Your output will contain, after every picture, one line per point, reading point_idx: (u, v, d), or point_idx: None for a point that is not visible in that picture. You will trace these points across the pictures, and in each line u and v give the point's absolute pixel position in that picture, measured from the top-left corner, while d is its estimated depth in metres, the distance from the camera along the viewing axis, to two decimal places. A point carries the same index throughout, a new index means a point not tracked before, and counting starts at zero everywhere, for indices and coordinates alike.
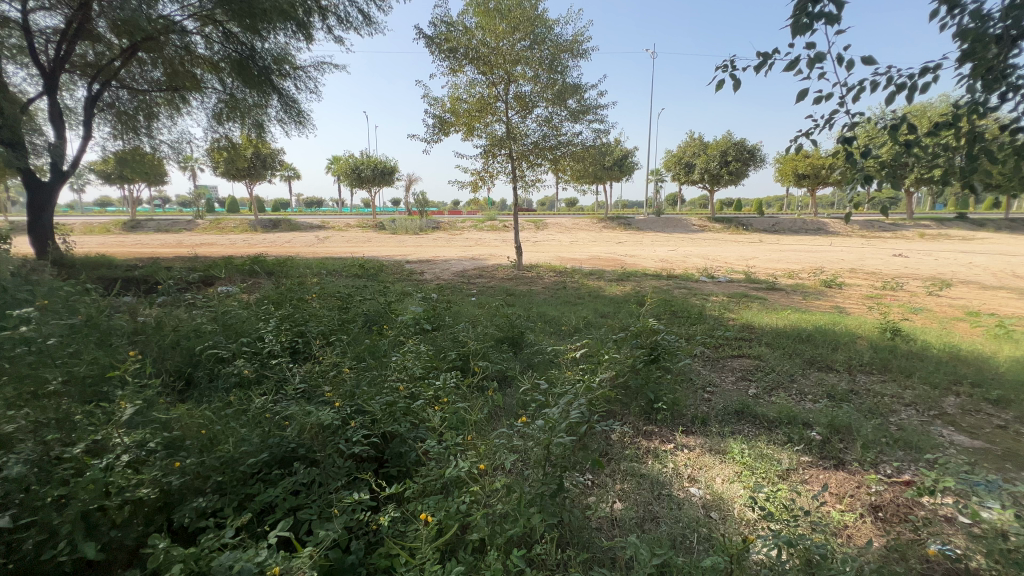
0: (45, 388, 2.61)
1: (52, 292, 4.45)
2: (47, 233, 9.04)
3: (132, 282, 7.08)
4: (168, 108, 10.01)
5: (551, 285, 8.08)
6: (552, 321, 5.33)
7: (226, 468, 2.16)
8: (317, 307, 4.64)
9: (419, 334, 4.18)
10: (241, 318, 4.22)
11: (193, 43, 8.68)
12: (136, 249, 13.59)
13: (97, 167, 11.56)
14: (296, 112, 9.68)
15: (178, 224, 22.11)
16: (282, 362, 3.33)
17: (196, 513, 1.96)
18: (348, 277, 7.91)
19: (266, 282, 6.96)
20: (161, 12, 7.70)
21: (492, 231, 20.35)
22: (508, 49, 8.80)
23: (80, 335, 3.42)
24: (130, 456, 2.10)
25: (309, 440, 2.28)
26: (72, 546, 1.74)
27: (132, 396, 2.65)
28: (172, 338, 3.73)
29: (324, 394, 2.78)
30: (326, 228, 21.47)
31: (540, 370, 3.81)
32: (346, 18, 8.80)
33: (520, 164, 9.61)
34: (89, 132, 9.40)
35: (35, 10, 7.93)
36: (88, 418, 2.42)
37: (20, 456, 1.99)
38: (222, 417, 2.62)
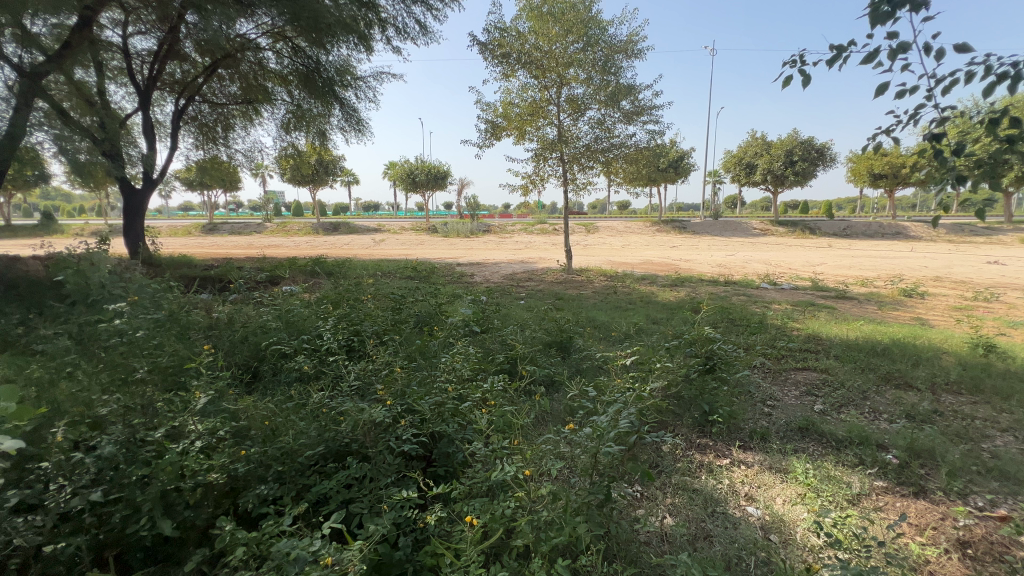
0: (134, 376, 2.88)
1: (141, 289, 4.91)
2: (139, 235, 9.98)
3: (208, 280, 7.68)
4: (242, 120, 10.80)
5: (601, 290, 7.95)
6: (602, 326, 5.23)
7: (286, 459, 2.28)
8: (372, 307, 4.82)
9: (468, 336, 4.24)
10: (302, 316, 4.45)
11: (266, 59, 9.32)
12: (214, 250, 14.75)
13: (181, 175, 12.65)
14: (356, 120, 10.14)
15: (249, 227, 23.78)
16: (338, 359, 3.49)
17: (259, 500, 2.08)
18: (402, 279, 8.16)
19: (326, 283, 7.33)
20: (239, 31, 8.33)
21: (542, 234, 20.32)
22: (561, 52, 8.79)
23: (163, 328, 3.74)
24: (203, 442, 2.27)
25: (362, 436, 2.35)
26: (151, 523, 1.90)
27: (206, 387, 2.86)
28: (241, 333, 4.00)
29: (377, 392, 2.88)
30: (382, 231, 22.31)
31: (588, 375, 3.75)
32: (404, 29, 9.12)
33: (571, 167, 9.54)
34: (175, 143, 10.30)
35: (133, 35, 8.83)
36: (168, 404, 2.64)
37: (111, 437, 2.21)
38: (284, 410, 2.78)
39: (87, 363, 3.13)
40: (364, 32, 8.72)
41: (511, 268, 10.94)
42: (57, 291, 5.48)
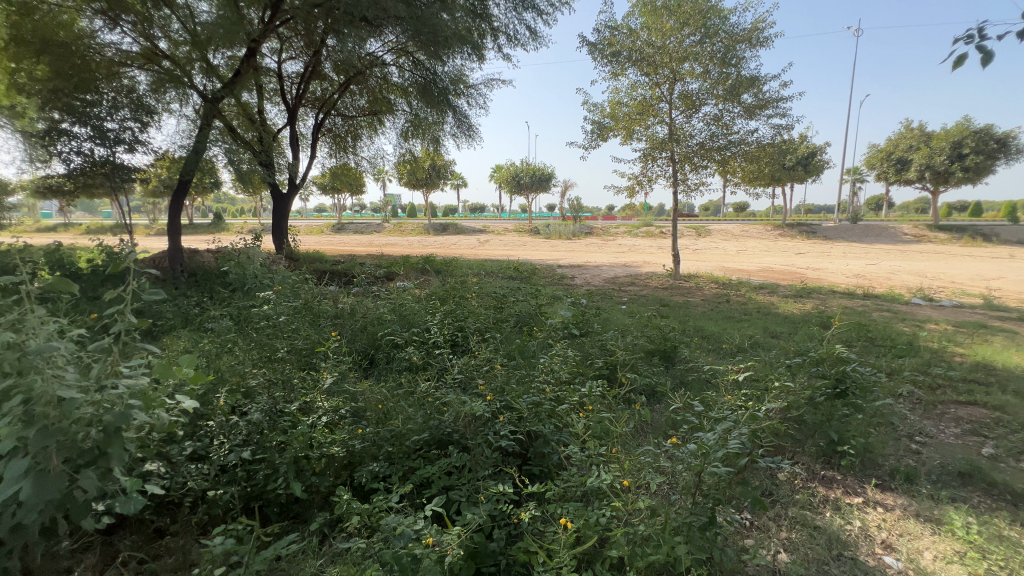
0: (276, 355, 3.34)
1: (284, 280, 5.66)
2: (283, 233, 11.52)
3: (337, 274, 8.62)
4: (369, 130, 11.94)
5: (712, 298, 7.43)
6: (712, 337, 4.88)
7: (395, 441, 2.47)
8: (476, 305, 5.04)
9: (567, 339, 4.22)
10: (413, 310, 4.80)
11: (390, 73, 10.21)
12: (342, 248, 16.55)
13: (319, 180, 14.36)
14: (467, 127, 10.66)
15: (371, 227, 26.22)
16: (444, 352, 3.70)
17: (371, 476, 2.29)
18: (504, 279, 8.40)
19: (435, 280, 7.81)
20: (369, 50, 9.24)
21: (648, 238, 19.55)
22: (675, 46, 8.37)
23: (300, 316, 4.29)
24: (328, 417, 2.56)
25: (463, 428, 2.46)
26: (286, 483, 2.19)
27: (332, 369, 3.22)
28: (361, 323, 4.43)
29: (477, 386, 3.00)
30: (487, 231, 23.18)
31: (693, 389, 3.52)
32: (515, 36, 9.39)
33: (682, 167, 9.03)
34: (314, 152, 11.72)
35: (286, 60, 10.22)
36: (301, 381, 3.02)
37: (259, 405, 2.59)
38: (395, 396, 3.01)
39: (243, 341, 3.71)
40: (477, 41, 9.15)
41: (613, 271, 10.70)
42: (223, 279, 6.55)
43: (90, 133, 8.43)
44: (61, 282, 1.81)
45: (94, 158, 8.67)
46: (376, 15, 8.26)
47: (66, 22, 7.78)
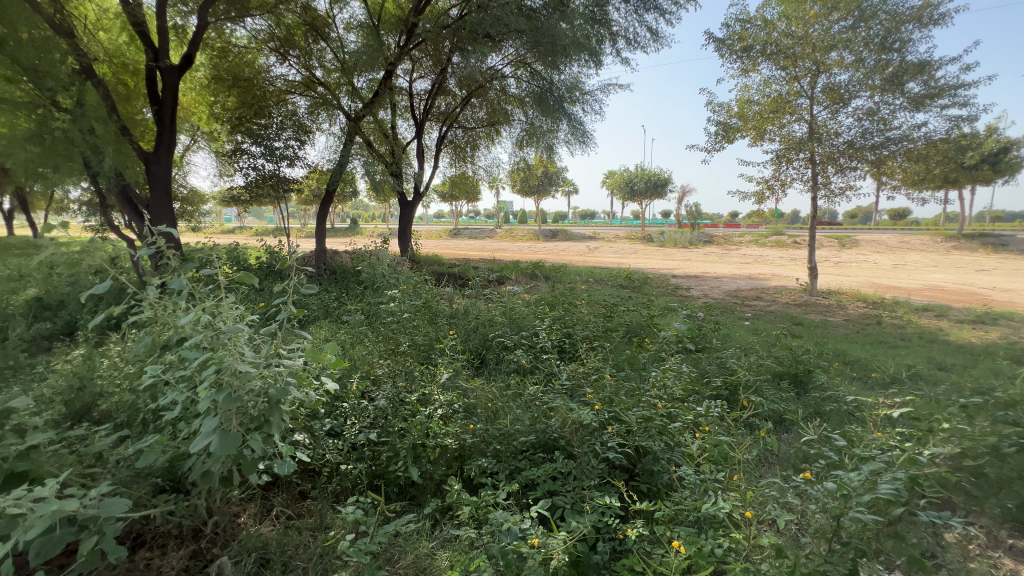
0: (399, 348, 3.67)
1: (409, 281, 6.18)
2: (407, 237, 12.57)
3: (453, 276, 9.19)
4: (486, 140, 12.55)
5: (857, 318, 6.48)
6: (858, 363, 4.26)
7: (503, 440, 2.55)
8: (585, 312, 5.01)
9: (681, 353, 4.00)
10: (523, 314, 4.92)
11: (508, 85, 10.62)
12: (458, 252, 17.61)
13: (440, 189, 15.44)
14: (581, 133, 10.66)
15: (484, 233, 27.41)
16: (552, 358, 3.74)
17: (480, 470, 2.39)
18: (614, 287, 8.22)
19: (544, 285, 7.92)
20: (490, 64, 9.71)
21: (778, 248, 17.68)
22: (820, 35, 7.51)
23: (421, 314, 4.66)
24: (443, 411, 2.73)
25: (569, 434, 2.46)
26: (405, 467, 2.38)
27: (447, 365, 3.44)
28: (474, 324, 4.67)
29: (585, 394, 2.98)
30: (597, 238, 22.86)
31: (832, 421, 3.10)
32: (634, 39, 9.19)
33: (824, 169, 8.04)
34: (437, 163, 12.64)
35: (416, 80, 11.18)
36: (421, 374, 3.28)
37: (385, 392, 2.86)
38: (504, 396, 3.12)
39: (372, 334, 4.13)
40: (595, 48, 9.14)
41: (735, 283, 9.88)
42: (358, 277, 7.35)
43: (262, 152, 9.89)
44: (244, 276, 2.17)
45: (264, 172, 10.30)
46: (499, 30, 8.68)
47: (250, 61, 9.52)
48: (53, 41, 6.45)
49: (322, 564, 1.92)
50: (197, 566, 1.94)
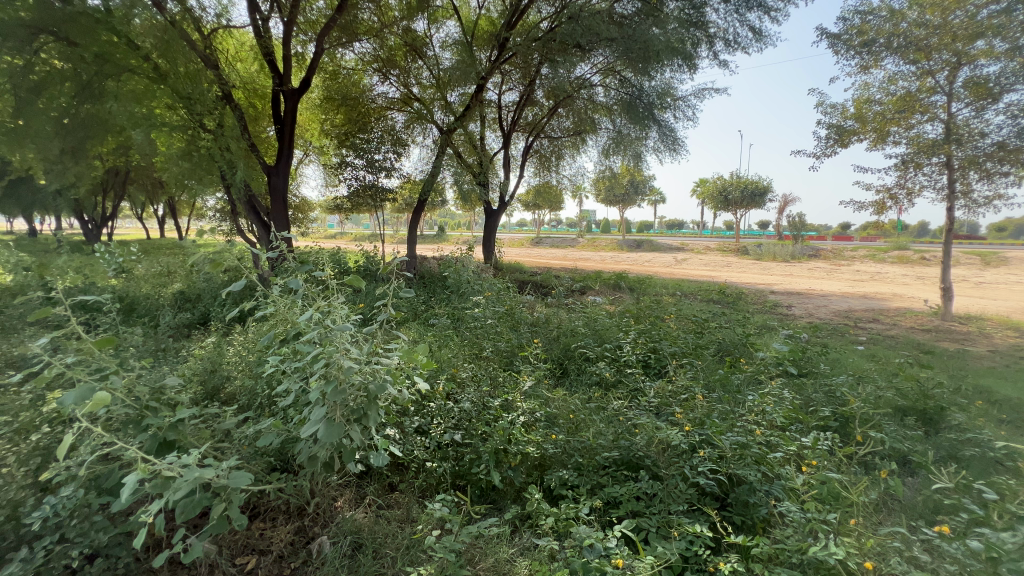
0: (483, 354, 3.78)
1: (493, 288, 6.34)
2: (491, 245, 12.90)
3: (536, 285, 9.27)
4: (572, 149, 12.54)
5: (1007, 350, 5.52)
6: (1010, 404, 3.62)
7: (586, 453, 2.52)
8: (673, 327, 4.80)
9: (783, 376, 3.68)
10: (606, 326, 4.83)
11: (596, 94, 10.52)
12: (541, 260, 17.70)
13: (525, 198, 15.69)
14: (671, 140, 10.27)
15: (566, 242, 27.30)
16: (637, 373, 3.63)
17: (560, 482, 2.37)
18: (704, 301, 7.77)
19: (628, 297, 7.72)
20: (579, 73, 9.69)
21: (901, 264, 15.61)
22: (962, 22, 6.58)
23: (504, 321, 4.76)
24: (525, 418, 2.74)
25: (655, 454, 2.36)
26: (487, 470, 2.43)
27: (530, 373, 3.47)
28: (556, 333, 4.66)
29: (674, 414, 2.84)
30: (685, 249, 21.81)
31: (972, 468, 2.66)
32: (734, 40, 8.71)
33: (964, 175, 6.99)
34: (522, 172, 12.87)
35: (505, 92, 11.48)
36: (504, 379, 3.34)
37: (470, 395, 2.96)
38: (587, 408, 3.08)
39: (458, 338, 4.29)
40: (689, 51, 8.81)
41: (846, 302, 8.88)
42: (445, 282, 7.67)
43: (364, 163, 10.85)
44: (352, 279, 2.37)
45: (364, 182, 11.17)
46: (590, 39, 8.69)
47: (356, 81, 10.39)
48: (202, 72, 7.47)
49: (408, 555, 2.00)
50: (301, 542, 2.13)
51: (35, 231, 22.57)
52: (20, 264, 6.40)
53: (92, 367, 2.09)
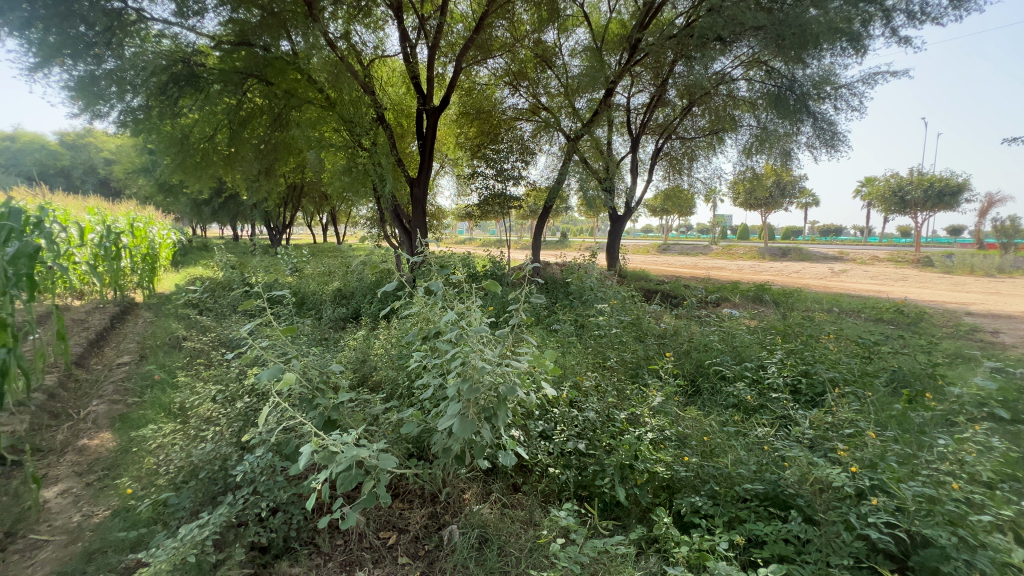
0: (608, 363, 3.70)
1: (618, 296, 6.20)
2: (615, 252, 12.59)
3: (665, 294, 8.81)
4: (706, 150, 11.70)
5: None
6: None
7: (722, 481, 2.31)
8: (831, 349, 4.17)
9: (988, 420, 2.96)
10: (746, 342, 4.38)
11: (737, 89, 9.65)
12: (670, 268, 16.73)
13: (652, 203, 15.07)
14: (830, 135, 9.00)
15: (697, 249, 25.54)
16: (785, 399, 3.23)
17: (692, 508, 2.20)
18: (872, 321, 6.61)
19: (772, 312, 6.92)
20: (718, 68, 9.02)
21: None
22: None
23: (629, 331, 4.61)
24: (653, 435, 2.60)
25: (810, 494, 2.06)
26: (612, 485, 2.36)
27: (659, 388, 3.30)
28: (686, 346, 4.39)
29: (835, 451, 2.45)
30: (845, 260, 18.85)
31: None
32: (920, 11, 7.33)
33: None
34: (650, 176, 12.38)
35: (635, 94, 11.16)
36: (632, 393, 3.22)
37: (594, 405, 2.90)
38: (724, 432, 2.83)
39: (582, 345, 4.26)
40: (857, 31, 7.67)
41: None
42: (567, 288, 7.68)
43: (494, 173, 11.43)
44: (488, 283, 2.48)
45: (494, 190, 11.74)
46: (733, 31, 8.01)
47: (489, 95, 11.00)
48: (362, 99, 8.55)
49: (531, 558, 2.02)
50: (433, 526, 2.29)
51: (238, 236, 28.02)
52: (228, 264, 7.97)
53: (280, 351, 2.50)
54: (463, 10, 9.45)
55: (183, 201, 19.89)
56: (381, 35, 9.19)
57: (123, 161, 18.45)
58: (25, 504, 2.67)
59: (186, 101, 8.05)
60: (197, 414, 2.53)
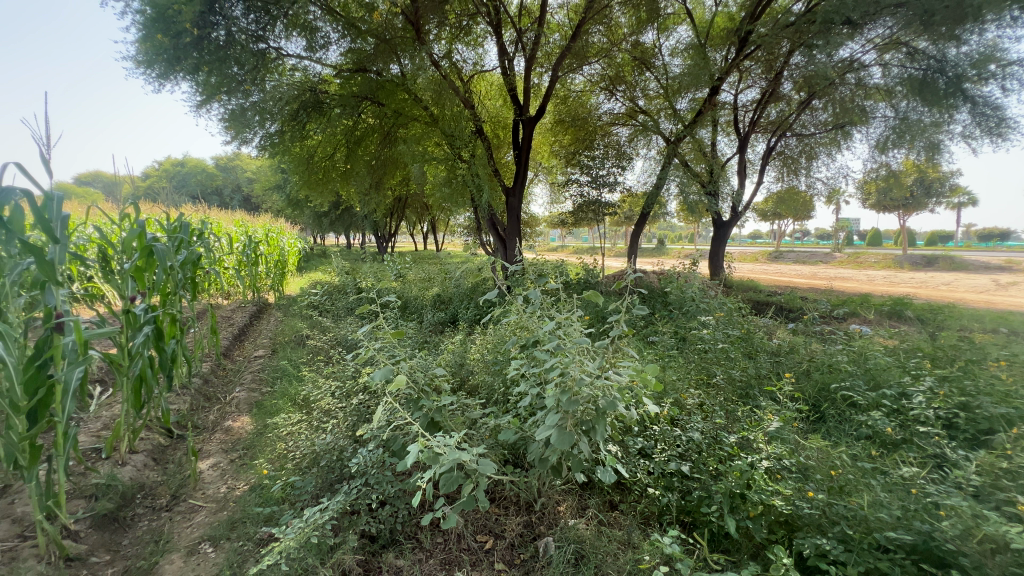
0: (713, 381, 3.46)
1: (723, 308, 5.80)
2: (719, 260, 11.76)
3: (780, 308, 8.04)
4: (829, 147, 10.46)
5: None
6: None
7: (857, 523, 2.01)
8: (999, 377, 3.49)
9: None
10: (883, 364, 3.83)
11: (868, 76, 8.52)
12: (784, 278, 15.22)
13: (762, 207, 13.88)
14: (995, 121, 7.54)
15: (815, 257, 22.98)
16: (936, 435, 2.76)
17: (817, 551, 1.94)
18: None
19: (915, 330, 5.98)
20: (846, 53, 8.12)
21: None
22: None
23: (737, 346, 4.27)
24: (770, 463, 2.35)
25: (979, 553, 1.71)
26: (720, 514, 2.17)
27: (776, 412, 2.99)
28: (806, 367, 3.97)
29: (1012, 504, 2.02)
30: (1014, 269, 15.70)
31: None
32: None
33: None
34: (761, 177, 11.42)
35: (744, 90, 10.39)
36: (743, 416, 2.96)
37: (700, 426, 2.71)
38: (857, 467, 2.48)
39: (684, 359, 4.02)
40: None
41: None
42: (665, 298, 7.32)
43: (589, 180, 11.37)
44: (589, 293, 2.42)
45: (588, 198, 11.63)
46: (864, 11, 7.15)
47: (584, 101, 10.93)
48: (462, 113, 8.92)
49: None
50: (529, 536, 2.29)
51: (351, 245, 30.89)
52: (344, 269, 8.79)
53: (390, 352, 2.69)
54: (559, 19, 9.57)
55: (308, 213, 22.42)
56: (480, 52, 9.59)
57: (262, 179, 21.33)
58: (185, 473, 3.16)
59: (312, 125, 9.08)
60: (320, 407, 2.82)
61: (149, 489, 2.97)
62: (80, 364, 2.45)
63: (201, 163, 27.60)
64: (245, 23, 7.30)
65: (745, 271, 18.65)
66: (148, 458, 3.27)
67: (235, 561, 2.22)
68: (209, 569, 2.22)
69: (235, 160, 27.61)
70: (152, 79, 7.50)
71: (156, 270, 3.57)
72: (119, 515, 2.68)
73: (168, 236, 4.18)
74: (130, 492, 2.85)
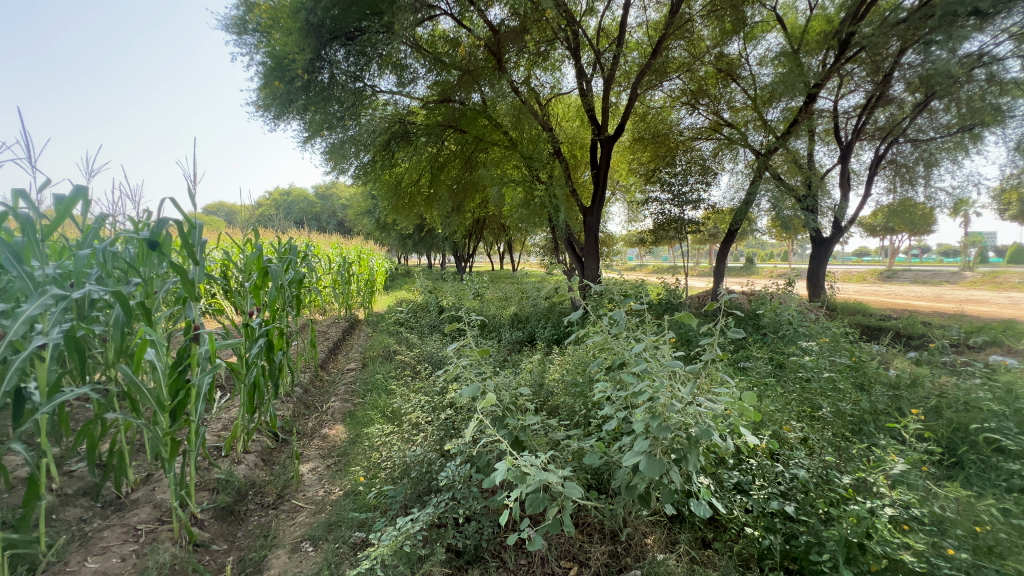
0: (818, 413, 3.14)
1: (828, 333, 5.27)
2: (819, 279, 10.78)
3: (896, 333, 7.17)
4: (956, 152, 9.21)
5: None
6: None
7: None
8: None
9: None
10: None
11: (1003, 70, 7.47)
12: (899, 301, 13.58)
13: (869, 220, 12.58)
14: None
15: (940, 276, 20.26)
16: None
17: None
18: None
19: None
20: (971, 48, 7.24)
21: None
22: None
23: (846, 375, 3.85)
24: (895, 511, 2.06)
25: None
26: (834, 564, 1.94)
27: (900, 452, 2.64)
28: (934, 403, 3.49)
29: None
30: None
31: None
32: None
33: None
34: (869, 189, 10.38)
35: (845, 96, 9.62)
36: (860, 455, 2.63)
37: (805, 462, 2.44)
38: (1012, 526, 2.10)
39: (782, 388, 3.70)
40: None
41: None
42: (756, 321, 6.85)
43: (671, 197, 11.06)
44: (682, 314, 2.25)
45: (670, 215, 11.31)
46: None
47: (665, 117, 10.70)
48: (541, 136, 9.00)
49: None
50: (614, 567, 2.19)
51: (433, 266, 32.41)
52: (428, 288, 9.24)
53: (476, 369, 2.76)
54: (638, 38, 9.53)
55: (393, 236, 23.91)
56: (557, 76, 9.82)
57: (355, 205, 23.20)
58: (289, 474, 3.44)
59: (401, 153, 9.76)
60: (410, 421, 2.96)
61: (259, 487, 3.28)
62: (210, 371, 2.79)
63: (304, 193, 30.65)
64: (346, 65, 8.09)
65: (850, 290, 17.90)
66: (258, 459, 3.62)
67: (333, 561, 2.37)
68: (310, 566, 2.39)
69: (333, 189, 30.37)
70: (269, 120, 8.54)
71: (270, 289, 3.98)
72: (235, 509, 2.98)
73: (279, 257, 4.68)
74: (244, 488, 3.17)
